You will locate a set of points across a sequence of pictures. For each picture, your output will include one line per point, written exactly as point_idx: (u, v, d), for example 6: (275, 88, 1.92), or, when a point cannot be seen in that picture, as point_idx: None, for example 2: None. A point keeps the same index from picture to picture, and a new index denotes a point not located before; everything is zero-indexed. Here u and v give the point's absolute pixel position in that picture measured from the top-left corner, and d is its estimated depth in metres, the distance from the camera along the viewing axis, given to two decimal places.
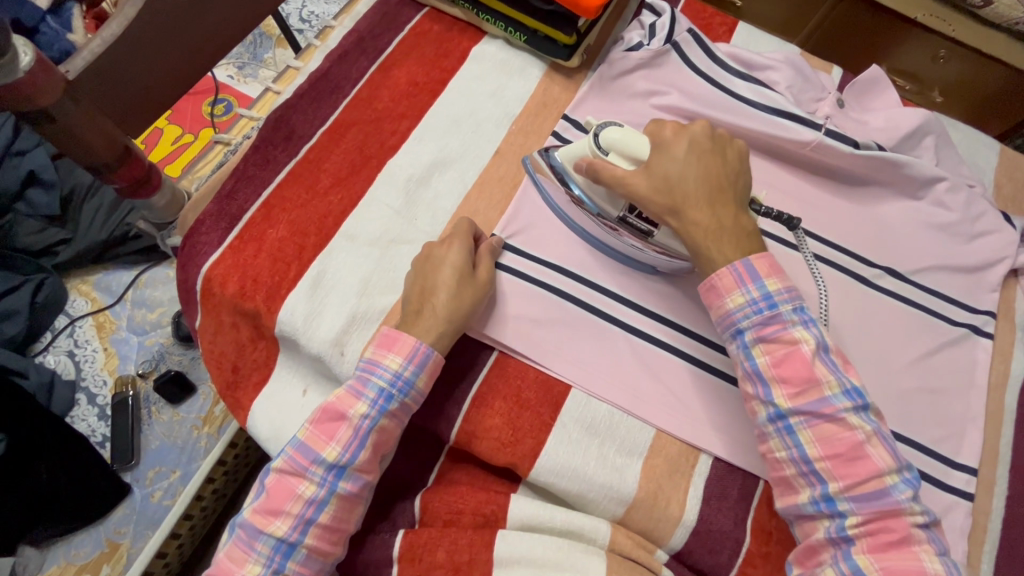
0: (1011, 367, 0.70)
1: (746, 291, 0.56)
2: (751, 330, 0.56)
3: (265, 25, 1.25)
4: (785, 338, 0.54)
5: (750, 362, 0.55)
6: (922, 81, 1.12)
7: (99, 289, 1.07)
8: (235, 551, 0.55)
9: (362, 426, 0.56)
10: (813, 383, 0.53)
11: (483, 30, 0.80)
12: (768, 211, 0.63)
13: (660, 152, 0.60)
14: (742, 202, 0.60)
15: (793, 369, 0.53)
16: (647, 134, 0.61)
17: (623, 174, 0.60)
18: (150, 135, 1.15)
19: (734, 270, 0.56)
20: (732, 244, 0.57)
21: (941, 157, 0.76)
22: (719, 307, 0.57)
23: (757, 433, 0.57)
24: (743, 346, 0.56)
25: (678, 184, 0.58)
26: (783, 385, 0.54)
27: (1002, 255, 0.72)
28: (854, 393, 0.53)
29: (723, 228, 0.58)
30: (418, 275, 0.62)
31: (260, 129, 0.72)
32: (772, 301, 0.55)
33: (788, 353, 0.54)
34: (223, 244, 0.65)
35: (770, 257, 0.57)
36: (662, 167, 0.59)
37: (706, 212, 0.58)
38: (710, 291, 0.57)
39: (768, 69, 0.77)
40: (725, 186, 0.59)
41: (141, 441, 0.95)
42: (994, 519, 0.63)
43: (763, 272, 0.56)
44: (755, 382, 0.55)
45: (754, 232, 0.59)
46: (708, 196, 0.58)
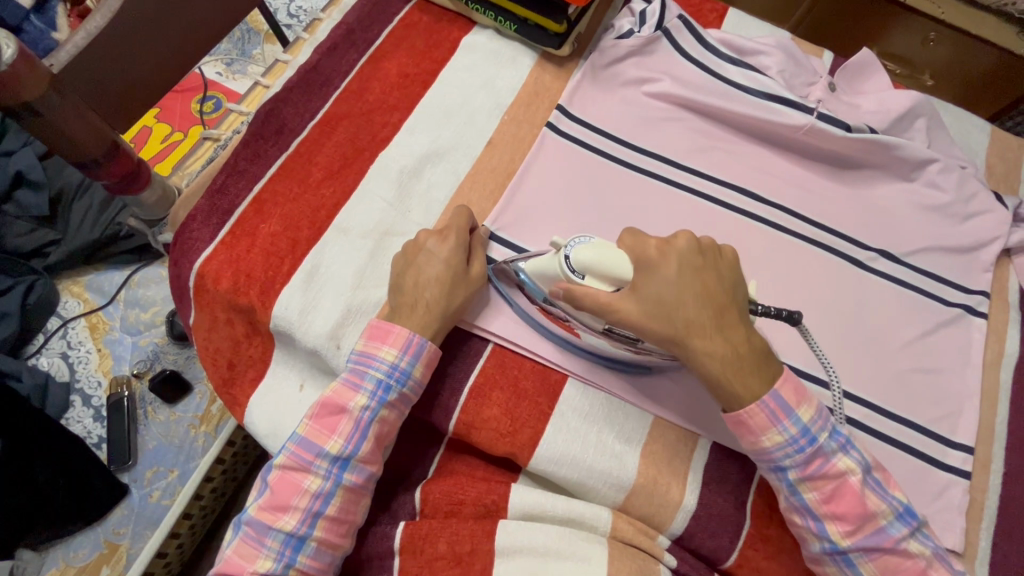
0: (1005, 346, 0.70)
1: (783, 429, 0.53)
2: (795, 468, 0.53)
3: (253, 21, 1.24)
4: (832, 472, 0.52)
5: (798, 498, 0.53)
6: (914, 65, 1.11)
7: (90, 290, 1.06)
8: (244, 547, 0.54)
9: (364, 418, 0.56)
10: (868, 517, 0.52)
11: (473, 20, 0.79)
12: (765, 310, 0.54)
13: (648, 273, 0.52)
14: (746, 315, 0.54)
15: (847, 505, 0.52)
16: (625, 249, 0.53)
17: (609, 301, 0.52)
18: (139, 134, 1.13)
19: (766, 407, 0.52)
20: (754, 375, 0.53)
21: (934, 139, 0.76)
22: (754, 442, 0.54)
23: (810, 557, 0.56)
24: (787, 482, 0.54)
25: (678, 313, 0.52)
26: (838, 521, 0.52)
27: (996, 234, 0.72)
28: (908, 515, 0.53)
29: (740, 357, 0.52)
30: (407, 268, 0.61)
31: (250, 123, 0.71)
32: (811, 434, 0.53)
33: (837, 489, 0.52)
34: (215, 240, 0.64)
35: (792, 379, 0.54)
36: (655, 292, 0.52)
37: (717, 340, 0.52)
38: (740, 426, 0.54)
39: (759, 54, 0.77)
40: (727, 304, 0.53)
41: (138, 442, 0.95)
42: (991, 497, 0.64)
43: (793, 403, 0.53)
44: (806, 516, 0.54)
45: (767, 349, 0.54)
46: (715, 321, 0.52)
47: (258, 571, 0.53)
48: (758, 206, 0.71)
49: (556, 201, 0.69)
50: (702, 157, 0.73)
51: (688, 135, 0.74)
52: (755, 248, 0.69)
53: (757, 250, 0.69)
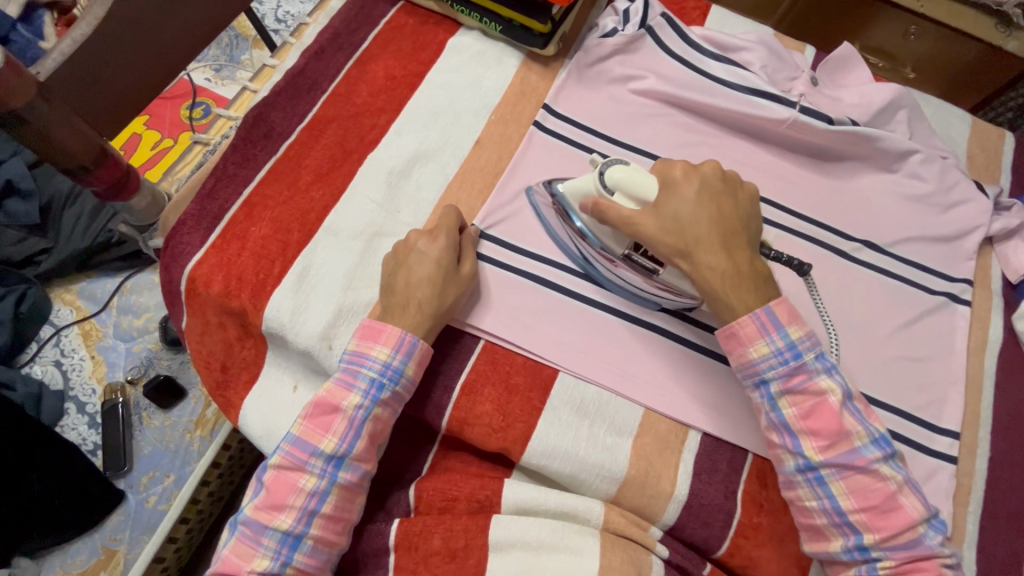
0: (988, 332, 0.72)
1: (771, 341, 0.55)
2: (776, 380, 0.55)
3: (241, 26, 1.25)
4: (812, 388, 0.55)
5: (777, 413, 0.56)
6: (895, 58, 1.12)
7: (83, 298, 1.06)
8: (240, 547, 0.55)
9: (357, 416, 0.56)
10: (843, 435, 0.54)
11: (459, 21, 0.80)
12: (778, 256, 0.59)
13: (669, 191, 0.58)
14: (754, 242, 0.59)
15: (822, 421, 0.54)
16: (655, 173, 0.59)
17: (631, 215, 0.58)
18: (129, 141, 1.14)
19: (757, 318, 0.55)
20: (751, 290, 0.56)
21: (915, 130, 0.78)
22: (741, 355, 0.56)
23: (784, 481, 0.57)
24: (768, 397, 0.56)
25: (690, 228, 0.57)
26: (812, 436, 0.54)
27: (977, 223, 0.74)
28: (883, 442, 0.54)
29: (739, 273, 0.56)
30: (398, 266, 0.62)
31: (237, 128, 0.71)
32: (797, 350, 0.55)
33: (816, 405, 0.54)
34: (206, 244, 0.65)
35: (788, 303, 0.57)
36: (672, 207, 0.57)
37: (720, 255, 0.56)
38: (731, 338, 0.57)
39: (742, 50, 0.78)
40: (737, 228, 0.57)
41: (133, 447, 0.95)
42: (977, 480, 0.65)
43: (785, 320, 0.55)
44: (782, 432, 0.55)
45: (768, 276, 0.58)
46: (722, 240, 0.57)
47: (254, 569, 0.53)
48: None
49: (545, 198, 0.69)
50: (688, 152, 0.74)
51: (674, 131, 0.75)
52: None
53: None
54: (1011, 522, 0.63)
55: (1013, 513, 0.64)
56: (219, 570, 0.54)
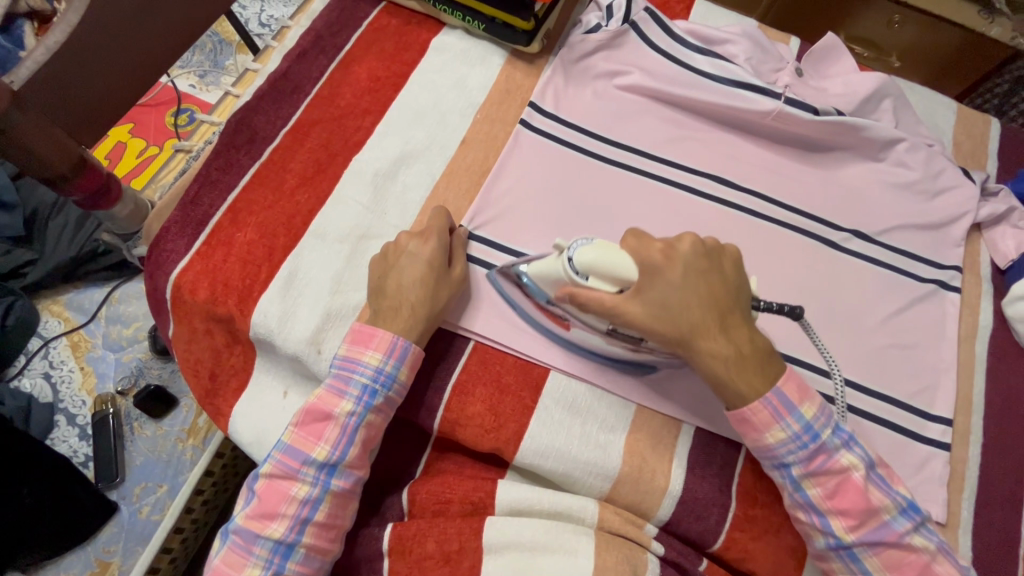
0: (979, 318, 0.72)
1: (785, 425, 0.54)
2: (797, 464, 0.54)
3: (224, 31, 1.24)
4: (835, 468, 0.53)
5: (801, 494, 0.54)
6: (880, 48, 1.08)
7: (70, 309, 1.05)
8: (232, 556, 0.54)
9: (350, 424, 0.56)
10: (872, 512, 0.53)
11: (442, 21, 0.80)
12: (768, 306, 0.54)
13: (652, 275, 0.52)
14: (750, 315, 0.55)
15: (849, 500, 0.53)
16: (630, 251, 0.53)
17: (613, 303, 0.52)
18: (114, 149, 1.13)
19: (769, 403, 0.53)
20: (757, 373, 0.53)
21: (901, 119, 0.78)
22: (756, 439, 0.54)
23: (815, 553, 0.56)
24: (790, 478, 0.55)
25: (682, 313, 0.53)
26: (841, 517, 0.53)
27: (965, 209, 0.74)
28: (911, 510, 0.54)
29: (743, 356, 0.53)
30: (386, 272, 0.61)
31: (220, 133, 0.71)
32: (813, 431, 0.54)
33: (840, 484, 0.53)
34: (190, 252, 0.64)
35: (795, 377, 0.55)
36: (658, 293, 0.52)
37: (720, 340, 0.53)
38: (743, 423, 0.55)
39: (727, 43, 0.78)
40: (731, 305, 0.53)
41: (125, 458, 0.94)
42: (971, 467, 0.65)
43: (796, 400, 0.54)
44: (808, 511, 0.54)
45: (769, 349, 0.55)
46: (719, 323, 0.53)
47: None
48: (733, 194, 0.72)
49: (532, 197, 0.69)
50: (674, 146, 0.74)
51: (660, 125, 0.75)
52: (728, 235, 0.70)
53: (731, 237, 0.70)
54: (1006, 508, 0.64)
55: (1007, 499, 0.64)
56: None
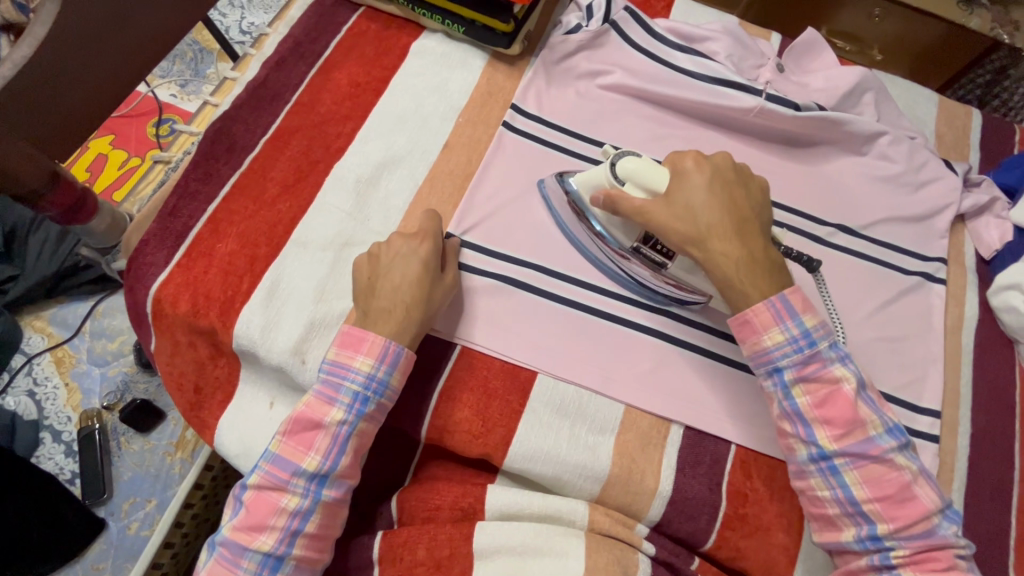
0: (965, 309, 0.72)
1: (786, 329, 0.54)
2: (791, 369, 0.54)
3: (204, 40, 1.23)
4: (827, 376, 0.53)
5: (790, 402, 0.54)
6: (862, 41, 1.07)
7: (54, 324, 1.04)
8: (218, 568, 0.54)
9: (341, 432, 0.55)
10: (858, 423, 0.52)
11: (422, 25, 0.79)
12: (787, 251, 0.60)
13: (682, 181, 0.57)
14: (768, 233, 0.58)
15: (837, 410, 0.52)
16: (666, 163, 0.59)
17: (642, 204, 0.58)
18: (95, 162, 1.12)
19: (772, 305, 0.54)
20: (766, 278, 0.55)
21: (883, 113, 0.78)
22: (756, 343, 0.55)
23: (794, 470, 0.56)
24: (781, 385, 0.55)
25: (703, 215, 0.56)
26: (827, 426, 0.53)
27: (948, 201, 0.74)
28: (896, 430, 0.53)
29: (755, 261, 0.55)
30: (382, 270, 0.60)
31: (199, 144, 0.70)
32: (812, 338, 0.54)
33: (831, 393, 0.53)
34: (171, 263, 0.64)
35: (802, 292, 0.55)
36: (684, 196, 0.57)
37: (733, 242, 0.55)
38: (745, 326, 0.55)
39: (707, 40, 0.77)
40: (749, 217, 0.57)
41: (113, 474, 0.94)
42: (960, 457, 0.65)
43: (799, 309, 0.54)
44: (795, 421, 0.54)
45: (782, 265, 0.57)
46: (735, 229, 0.56)
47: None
48: None
49: (516, 200, 0.69)
50: (657, 145, 0.74)
51: (643, 124, 0.75)
52: None
53: None
54: (995, 497, 0.64)
55: (996, 488, 0.64)
56: None
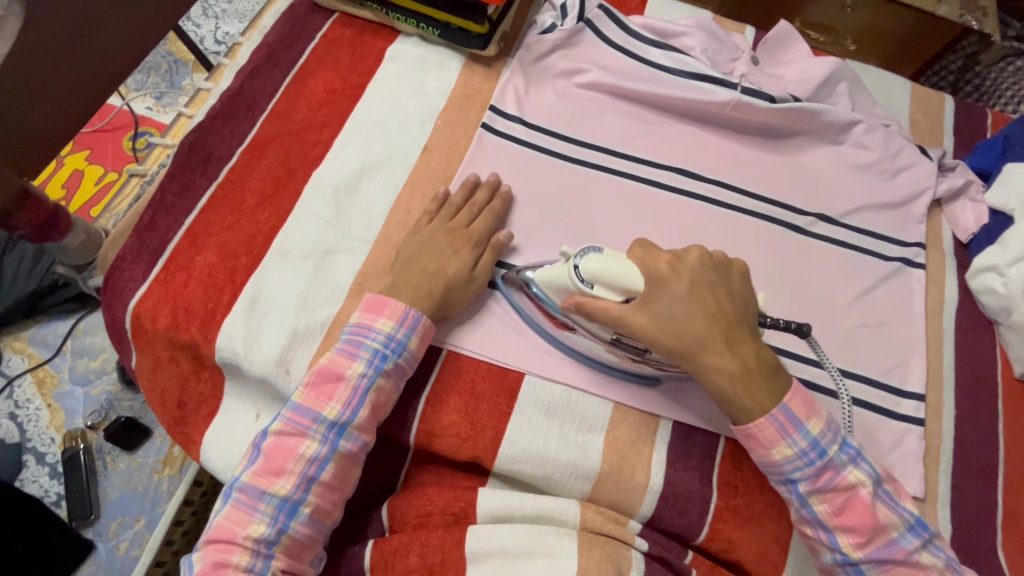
0: (945, 292, 0.73)
1: (793, 442, 0.53)
2: (805, 481, 0.53)
3: (178, 51, 1.22)
4: (841, 484, 0.53)
5: (808, 510, 0.54)
6: (835, 31, 1.05)
7: (34, 344, 1.02)
8: (235, 513, 0.52)
9: (361, 385, 0.56)
10: (879, 529, 0.52)
11: (397, 29, 0.79)
12: (775, 322, 0.55)
13: (659, 288, 0.54)
14: (757, 330, 0.56)
15: (857, 517, 0.52)
16: (635, 262, 0.54)
17: (618, 313, 0.53)
18: (71, 178, 1.11)
19: (775, 420, 0.53)
20: (764, 390, 0.53)
21: (858, 102, 0.79)
22: (764, 455, 0.54)
23: (822, 566, 0.56)
24: (797, 494, 0.54)
25: (688, 327, 0.54)
26: (849, 533, 0.53)
27: (925, 186, 0.75)
28: (919, 526, 0.53)
29: (750, 371, 0.54)
30: (426, 254, 0.62)
31: (174, 156, 0.70)
32: (820, 447, 0.53)
33: (848, 501, 0.53)
34: (149, 278, 0.63)
35: (803, 393, 0.55)
36: (662, 306, 0.54)
37: (725, 354, 0.53)
38: (749, 439, 0.54)
39: (682, 35, 0.78)
40: (737, 320, 0.54)
41: (100, 494, 0.92)
42: (945, 440, 0.66)
43: (802, 416, 0.54)
44: (816, 527, 0.54)
45: (778, 365, 0.55)
46: (725, 337, 0.54)
47: (252, 536, 0.51)
48: (701, 185, 0.72)
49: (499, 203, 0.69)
50: (637, 142, 0.74)
51: (622, 121, 0.75)
52: (694, 226, 0.70)
53: (698, 229, 0.70)
54: (982, 478, 0.64)
55: (982, 469, 0.65)
56: (212, 537, 0.52)
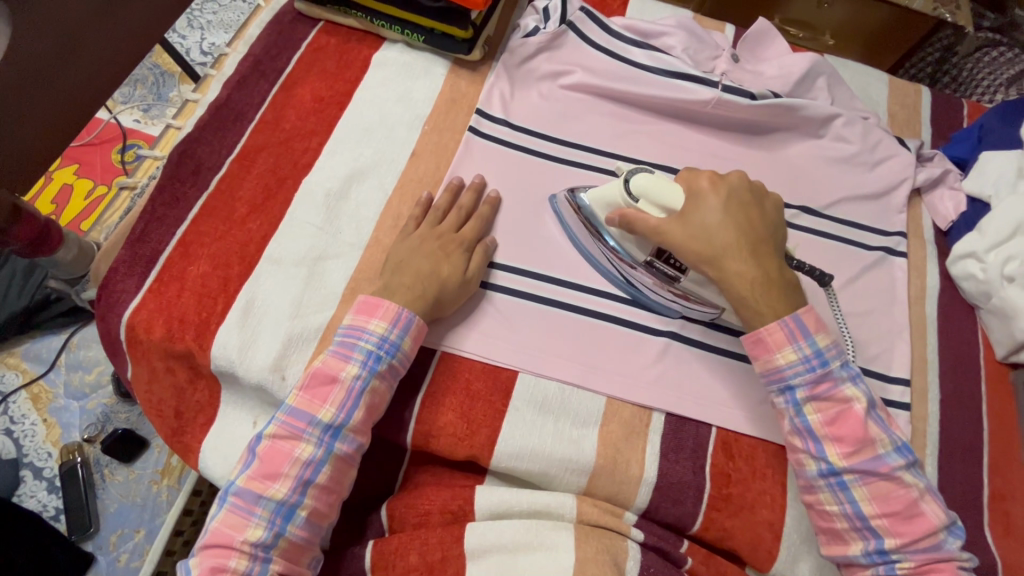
0: (927, 280, 0.74)
1: (798, 348, 0.55)
2: (802, 387, 0.55)
3: (165, 63, 1.23)
4: (837, 396, 0.55)
5: (801, 418, 0.56)
6: (813, 27, 1.08)
7: (28, 360, 1.02)
8: (231, 518, 0.53)
9: (355, 387, 0.56)
10: (866, 442, 0.54)
11: (381, 36, 0.80)
12: (800, 265, 0.61)
13: (697, 202, 0.59)
14: (783, 253, 0.59)
15: (847, 427, 0.54)
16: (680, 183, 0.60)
17: (657, 223, 0.59)
18: (60, 193, 1.11)
19: (785, 326, 0.56)
20: (780, 298, 0.56)
21: (837, 95, 0.80)
22: (767, 361, 0.56)
23: (803, 484, 0.57)
24: (793, 402, 0.56)
25: (718, 235, 0.57)
26: (837, 443, 0.54)
27: (904, 176, 0.76)
28: (905, 449, 0.54)
29: (769, 281, 0.57)
30: (419, 255, 0.63)
31: (164, 168, 0.70)
32: (823, 357, 0.55)
33: (841, 411, 0.54)
34: (142, 289, 0.63)
35: (815, 312, 0.57)
36: (698, 216, 0.58)
37: (748, 262, 0.57)
38: (758, 344, 0.57)
39: (663, 35, 0.79)
40: (765, 236, 0.58)
41: (98, 507, 0.92)
42: (932, 423, 0.67)
43: (812, 328, 0.56)
44: (805, 437, 0.55)
45: (797, 285, 0.58)
46: (751, 248, 0.57)
47: (249, 540, 0.52)
48: None
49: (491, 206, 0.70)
50: (623, 141, 0.75)
51: (607, 121, 0.76)
52: None
53: None
54: (968, 459, 0.66)
55: (968, 450, 0.66)
56: (210, 541, 0.52)
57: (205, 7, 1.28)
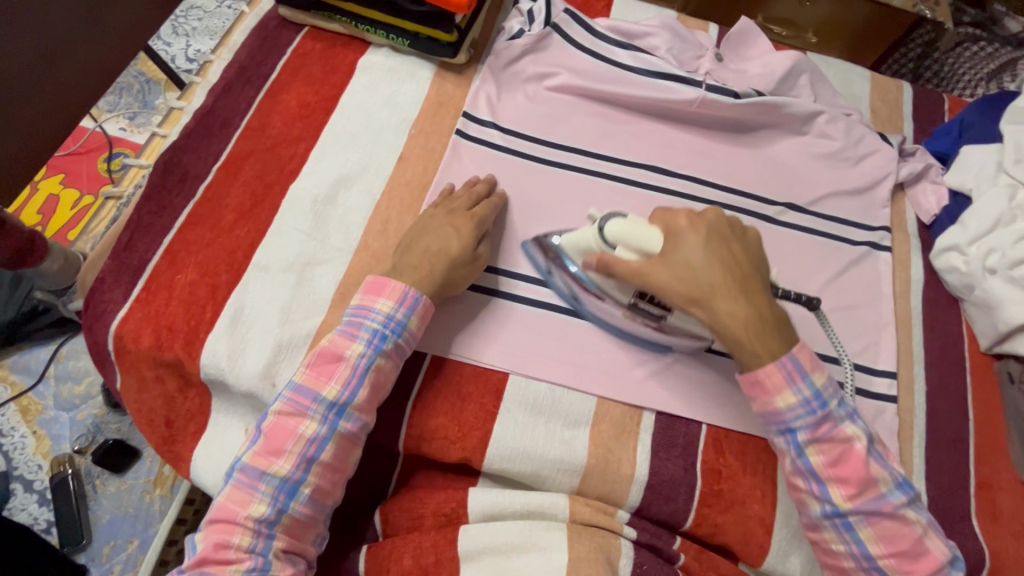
0: (911, 273, 0.75)
1: (796, 391, 0.54)
2: (803, 430, 0.54)
3: (150, 71, 1.22)
4: (838, 437, 0.54)
5: (802, 460, 0.55)
6: (796, 24, 1.08)
7: (16, 372, 1.01)
8: (235, 493, 0.53)
9: (360, 364, 0.56)
10: (871, 482, 0.53)
11: (367, 41, 0.80)
12: (786, 294, 0.60)
13: (678, 242, 0.57)
14: (769, 287, 0.58)
15: (850, 469, 0.53)
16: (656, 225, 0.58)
17: (639, 267, 0.57)
18: (46, 203, 1.10)
19: (782, 367, 0.54)
20: (774, 337, 0.55)
21: (820, 92, 0.81)
22: (766, 403, 0.55)
23: (808, 522, 0.57)
24: (794, 444, 0.55)
25: (703, 277, 0.56)
26: (841, 485, 0.53)
27: (887, 171, 0.77)
28: (906, 484, 0.54)
29: (761, 320, 0.55)
30: (427, 233, 0.63)
31: (149, 177, 0.70)
32: (822, 399, 0.54)
33: (843, 453, 0.54)
34: (129, 299, 0.63)
35: (808, 348, 0.56)
36: (681, 257, 0.57)
37: (736, 302, 0.56)
38: (756, 386, 0.55)
39: (646, 35, 0.80)
40: (750, 273, 0.57)
41: (90, 519, 0.92)
42: (919, 415, 0.68)
43: (808, 367, 0.55)
44: (808, 479, 0.55)
45: (787, 320, 0.57)
46: (739, 286, 0.56)
47: (252, 515, 0.52)
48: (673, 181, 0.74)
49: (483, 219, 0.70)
50: (609, 141, 0.76)
51: (593, 122, 0.76)
52: None
53: None
54: (954, 450, 0.67)
55: (954, 441, 0.67)
56: (214, 516, 0.52)
57: (190, 14, 1.27)
